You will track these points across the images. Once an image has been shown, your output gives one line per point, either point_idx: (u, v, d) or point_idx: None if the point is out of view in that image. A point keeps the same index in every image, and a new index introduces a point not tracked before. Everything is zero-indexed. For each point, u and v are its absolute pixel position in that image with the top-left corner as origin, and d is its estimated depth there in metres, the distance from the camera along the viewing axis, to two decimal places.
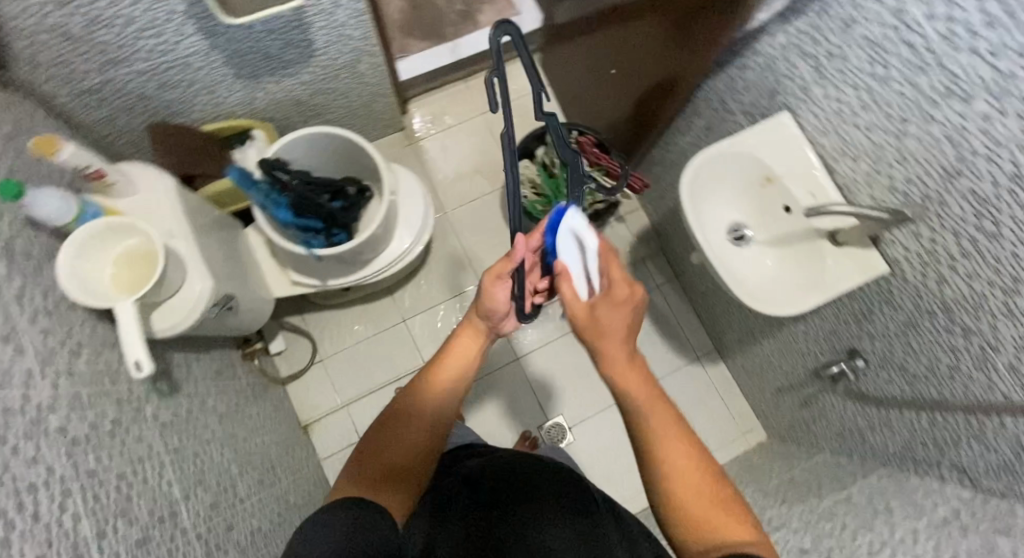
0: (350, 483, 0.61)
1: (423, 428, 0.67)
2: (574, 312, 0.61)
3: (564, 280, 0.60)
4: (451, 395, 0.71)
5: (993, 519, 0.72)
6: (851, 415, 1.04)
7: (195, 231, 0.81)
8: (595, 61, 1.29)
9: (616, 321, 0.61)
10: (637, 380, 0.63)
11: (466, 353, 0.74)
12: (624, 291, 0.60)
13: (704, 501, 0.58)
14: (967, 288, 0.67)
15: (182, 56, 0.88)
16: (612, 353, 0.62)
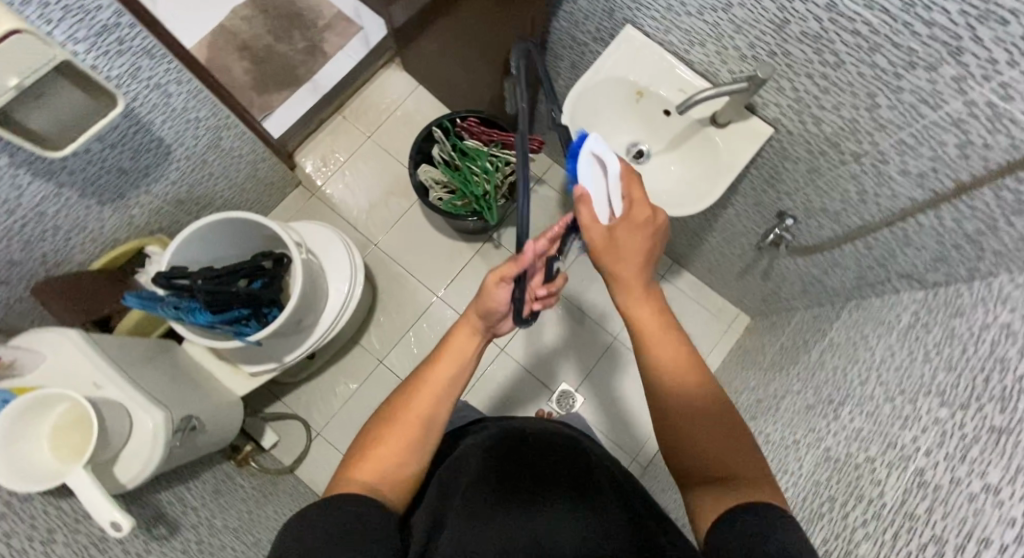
0: (356, 474, 0.59)
1: (440, 398, 0.66)
2: (590, 236, 0.64)
3: (584, 205, 0.63)
4: (450, 386, 0.66)
5: (947, 306, 0.78)
6: (803, 269, 1.09)
7: (123, 370, 0.79)
8: (444, 46, 1.29)
9: (634, 243, 0.64)
10: (647, 300, 0.65)
11: (465, 337, 0.69)
12: (643, 213, 0.64)
13: (716, 431, 0.58)
14: (840, 118, 0.72)
15: (35, 209, 0.85)
16: (627, 277, 0.64)
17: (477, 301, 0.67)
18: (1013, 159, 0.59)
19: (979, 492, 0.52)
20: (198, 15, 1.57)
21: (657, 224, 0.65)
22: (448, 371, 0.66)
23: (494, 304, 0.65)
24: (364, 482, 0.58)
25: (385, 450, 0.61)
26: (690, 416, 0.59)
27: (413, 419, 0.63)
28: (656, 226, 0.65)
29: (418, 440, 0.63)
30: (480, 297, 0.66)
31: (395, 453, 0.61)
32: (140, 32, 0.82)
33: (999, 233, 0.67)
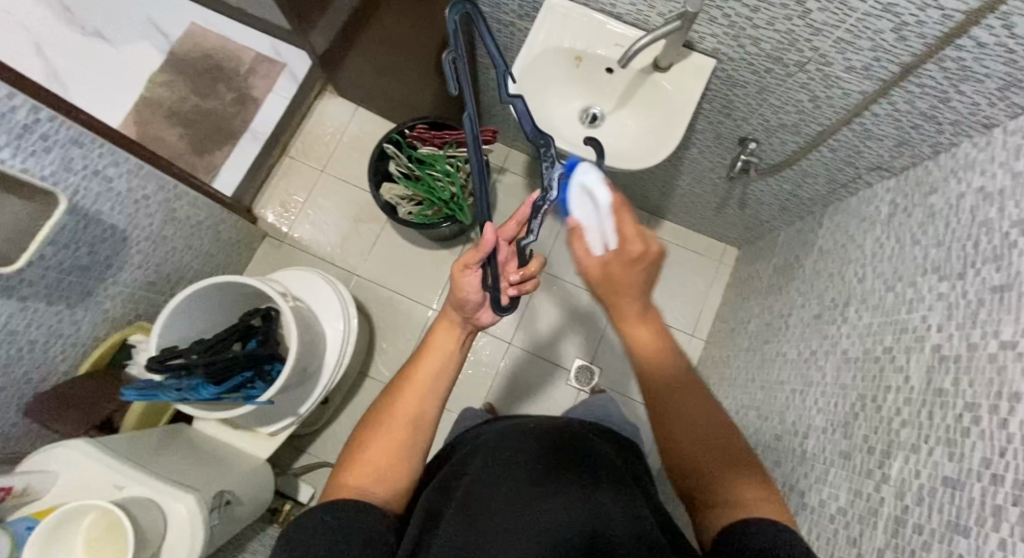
0: (347, 478, 0.57)
1: (426, 398, 0.63)
2: (585, 270, 0.55)
3: (577, 239, 0.54)
4: (435, 384, 0.64)
5: (920, 186, 0.80)
6: (775, 186, 1.10)
7: (139, 465, 0.77)
8: (373, 61, 1.27)
9: (631, 280, 0.53)
10: (645, 322, 0.57)
11: (447, 332, 0.66)
12: (634, 249, 0.52)
13: (715, 454, 0.58)
14: (776, 33, 0.73)
15: (3, 326, 0.82)
16: (623, 309, 0.56)
17: (450, 293, 0.64)
18: (949, 28, 0.61)
19: (996, 351, 0.54)
20: (115, 93, 1.52)
21: (656, 259, 0.53)
22: (432, 369, 0.64)
23: (463, 292, 0.63)
24: (357, 486, 0.56)
25: (376, 453, 0.59)
26: (687, 424, 0.59)
27: (401, 421, 0.61)
28: (651, 261, 0.53)
29: (410, 441, 0.61)
30: (452, 288, 0.64)
31: (386, 455, 0.59)
32: (60, 124, 0.79)
33: (951, 103, 0.70)
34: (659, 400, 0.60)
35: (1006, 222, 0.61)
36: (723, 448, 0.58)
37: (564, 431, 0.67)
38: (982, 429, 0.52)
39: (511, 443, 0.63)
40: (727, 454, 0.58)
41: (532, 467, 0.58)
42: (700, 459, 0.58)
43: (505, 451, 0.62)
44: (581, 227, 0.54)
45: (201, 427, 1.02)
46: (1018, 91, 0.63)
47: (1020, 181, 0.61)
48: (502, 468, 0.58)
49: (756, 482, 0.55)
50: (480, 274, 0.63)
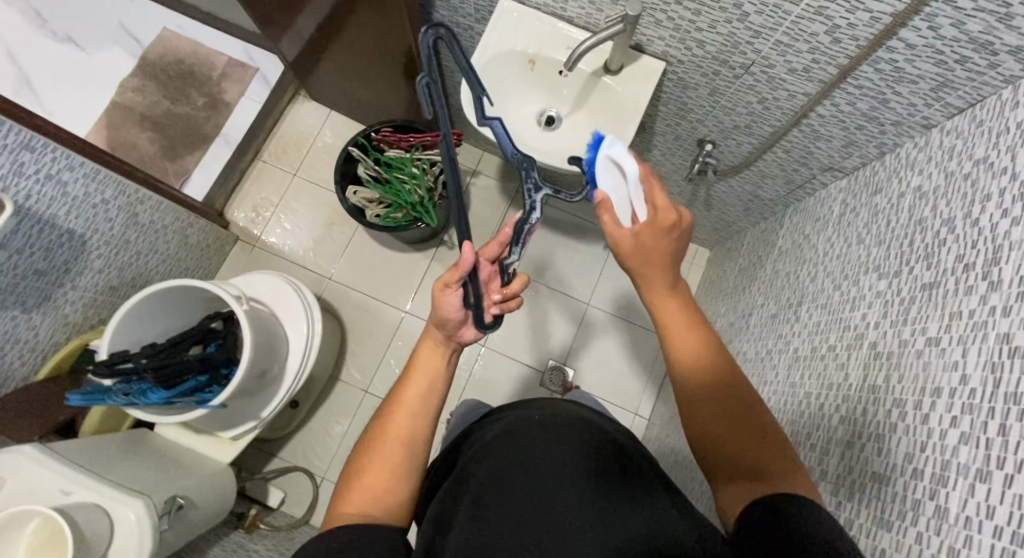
0: (343, 508, 0.53)
1: (419, 414, 0.58)
2: (616, 243, 0.59)
3: (604, 211, 0.59)
4: (427, 399, 0.60)
5: (867, 186, 0.81)
6: (736, 188, 1.11)
7: (89, 470, 0.77)
8: (340, 65, 1.28)
9: (660, 247, 0.58)
10: (673, 299, 0.59)
11: (434, 348, 0.62)
12: (667, 217, 0.57)
13: (746, 432, 0.53)
14: (719, 35, 0.74)
15: None
16: (653, 283, 0.59)
17: (432, 311, 0.60)
18: (879, 30, 0.63)
19: (923, 347, 0.56)
20: (86, 98, 1.52)
21: (685, 228, 0.58)
22: (422, 385, 0.60)
23: (445, 312, 0.59)
24: (354, 515, 0.52)
25: (372, 477, 0.55)
26: (717, 400, 0.55)
27: (394, 441, 0.57)
28: (682, 231, 0.58)
29: (406, 460, 0.56)
30: (433, 307, 0.60)
31: (382, 478, 0.55)
32: (11, 128, 0.82)
33: (890, 104, 0.71)
34: (691, 377, 0.56)
35: (938, 221, 0.62)
36: (753, 425, 0.54)
37: (570, 415, 0.62)
38: (907, 425, 0.54)
39: (523, 428, 0.60)
40: (759, 433, 0.53)
41: (546, 458, 0.54)
42: (729, 437, 0.54)
43: (518, 437, 0.58)
44: (609, 201, 0.59)
45: (162, 432, 1.02)
46: (951, 90, 0.64)
47: (951, 180, 0.63)
48: (511, 458, 0.55)
49: (789, 462, 0.51)
50: (462, 291, 0.60)
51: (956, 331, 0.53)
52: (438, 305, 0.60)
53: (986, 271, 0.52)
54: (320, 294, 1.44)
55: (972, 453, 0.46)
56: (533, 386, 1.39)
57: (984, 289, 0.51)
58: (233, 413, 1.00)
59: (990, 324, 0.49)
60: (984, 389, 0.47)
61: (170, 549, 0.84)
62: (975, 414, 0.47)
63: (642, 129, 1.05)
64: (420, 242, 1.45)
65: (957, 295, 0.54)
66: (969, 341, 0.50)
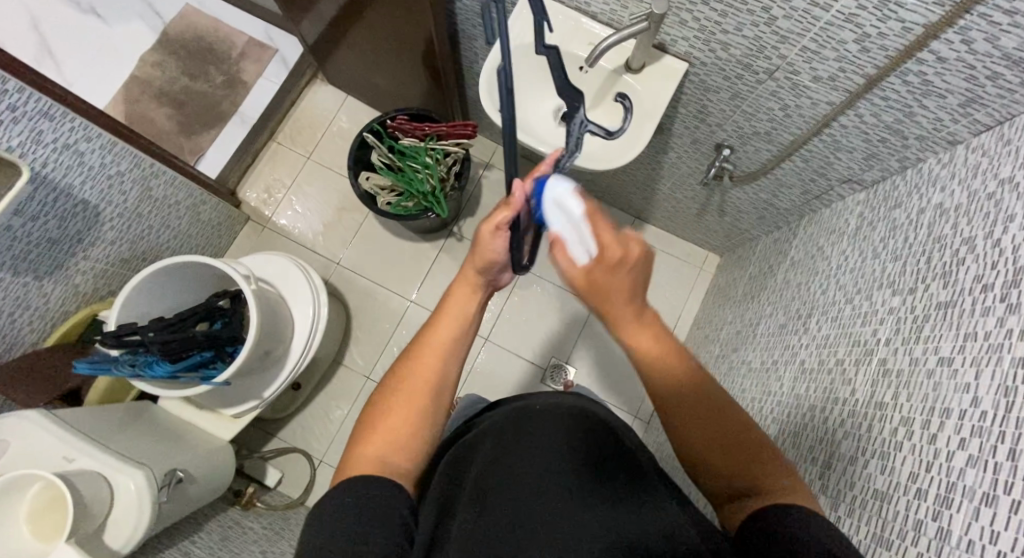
0: (362, 451, 0.53)
1: (442, 363, 0.58)
2: (571, 281, 0.50)
3: (558, 251, 0.49)
4: (457, 345, 0.59)
5: (886, 200, 0.79)
6: (750, 195, 1.09)
7: (95, 440, 0.79)
8: (358, 50, 1.28)
9: (618, 285, 0.49)
10: (643, 328, 0.52)
11: (470, 293, 0.60)
12: (615, 253, 0.48)
13: (735, 449, 0.53)
14: (745, 39, 0.74)
15: None
16: (617, 318, 0.51)
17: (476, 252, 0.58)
18: (909, 41, 0.62)
19: (934, 367, 0.55)
20: (108, 70, 1.54)
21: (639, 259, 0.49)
22: (452, 333, 0.59)
23: (489, 254, 0.57)
24: (374, 461, 0.52)
25: (396, 421, 0.55)
26: (697, 420, 0.53)
27: (419, 387, 0.56)
28: (636, 262, 0.49)
29: (428, 408, 0.56)
30: (477, 246, 0.58)
31: (405, 424, 0.55)
32: (31, 95, 0.82)
33: (916, 117, 0.70)
34: (668, 399, 0.54)
35: (958, 239, 0.61)
36: (738, 439, 0.53)
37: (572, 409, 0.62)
38: (913, 444, 0.53)
39: (533, 413, 0.59)
40: (743, 449, 0.53)
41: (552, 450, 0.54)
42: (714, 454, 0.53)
43: (526, 426, 0.58)
44: (563, 238, 0.49)
45: (165, 406, 1.03)
46: (979, 107, 0.63)
47: (973, 199, 0.61)
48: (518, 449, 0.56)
49: (783, 472, 0.51)
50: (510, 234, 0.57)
51: (969, 352, 0.51)
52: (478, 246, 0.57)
53: (1005, 294, 0.50)
54: (328, 278, 1.44)
55: (979, 476, 0.45)
56: (534, 381, 1.39)
57: (1002, 311, 0.50)
58: (235, 391, 1.02)
59: (1005, 347, 0.48)
60: (996, 413, 0.46)
61: (169, 521, 0.85)
62: (985, 436, 0.46)
63: (660, 130, 1.03)
64: (429, 232, 1.45)
65: (973, 316, 0.53)
66: (983, 363, 0.49)
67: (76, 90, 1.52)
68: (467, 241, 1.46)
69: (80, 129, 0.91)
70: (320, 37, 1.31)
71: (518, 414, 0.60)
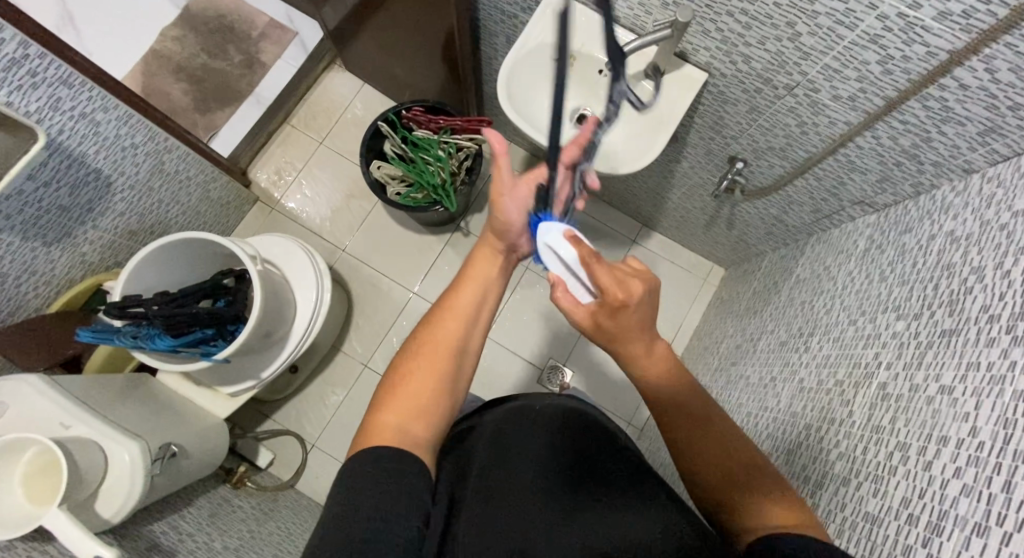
0: (384, 417, 0.53)
1: (465, 329, 0.61)
2: (578, 321, 0.56)
3: (560, 291, 0.57)
4: (477, 312, 0.63)
5: (897, 225, 0.79)
6: (759, 210, 1.09)
7: (94, 409, 0.80)
8: (378, 38, 1.28)
9: (624, 323, 0.54)
10: (653, 362, 0.56)
11: (487, 261, 0.66)
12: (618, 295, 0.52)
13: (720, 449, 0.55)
14: (767, 53, 0.74)
15: None
16: (630, 351, 0.56)
17: (492, 218, 0.67)
18: (933, 66, 0.62)
19: (934, 394, 0.55)
20: (129, 42, 1.54)
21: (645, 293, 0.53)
22: (474, 300, 0.63)
23: (507, 220, 0.66)
24: (397, 426, 0.52)
25: (419, 384, 0.56)
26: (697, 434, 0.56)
27: (443, 353, 0.59)
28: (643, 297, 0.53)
29: (450, 371, 0.58)
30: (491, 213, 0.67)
31: (429, 386, 0.56)
32: (52, 62, 0.83)
33: (933, 143, 0.70)
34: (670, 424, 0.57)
35: (967, 268, 0.60)
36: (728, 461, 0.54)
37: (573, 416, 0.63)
38: (908, 470, 0.53)
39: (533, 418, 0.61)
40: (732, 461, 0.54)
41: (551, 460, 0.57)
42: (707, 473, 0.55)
43: (529, 435, 0.60)
44: (562, 281, 0.58)
45: (163, 380, 1.03)
46: (998, 137, 0.63)
47: (985, 229, 0.61)
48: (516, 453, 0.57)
49: (772, 478, 0.52)
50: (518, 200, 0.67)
51: (971, 383, 0.51)
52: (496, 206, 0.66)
53: (1011, 325, 0.50)
54: (333, 264, 1.44)
55: (972, 507, 0.45)
56: (531, 380, 1.39)
57: (1007, 343, 0.50)
58: (234, 370, 1.02)
59: (1007, 380, 0.47)
60: (993, 444, 0.46)
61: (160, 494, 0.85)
62: (980, 467, 0.46)
63: (675, 139, 1.03)
64: (436, 225, 1.45)
65: (977, 346, 0.53)
66: (984, 394, 0.49)
67: (96, 59, 1.53)
68: (473, 237, 1.46)
69: (98, 99, 0.92)
70: (341, 23, 1.31)
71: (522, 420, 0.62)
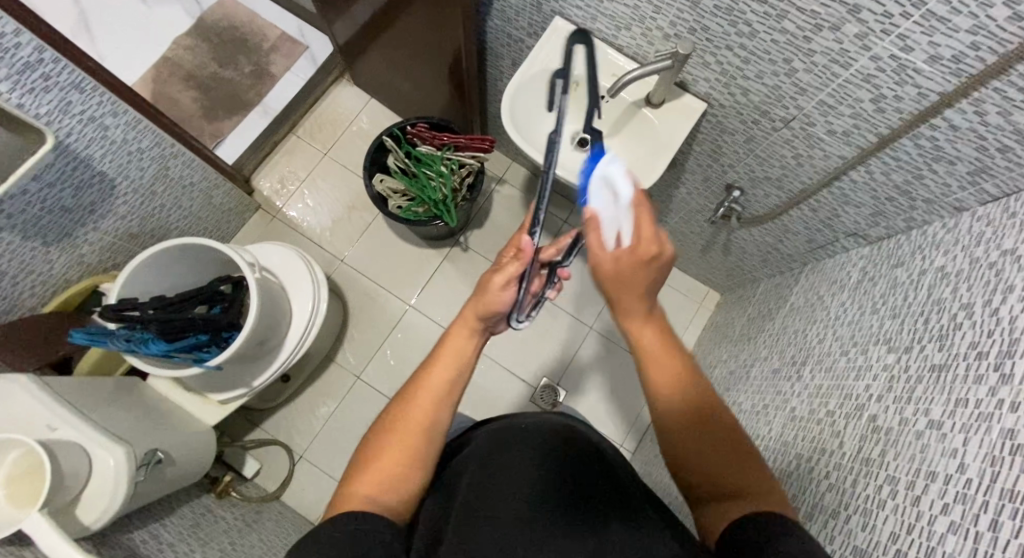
0: (356, 489, 0.54)
1: (434, 403, 0.59)
2: (596, 261, 0.56)
3: (591, 229, 0.54)
4: (451, 386, 0.60)
5: (889, 258, 0.80)
6: (753, 237, 1.11)
7: (82, 412, 0.80)
8: (386, 55, 1.31)
9: (637, 278, 0.55)
10: (648, 325, 0.59)
11: (460, 338, 0.62)
12: (649, 250, 0.54)
13: (734, 464, 0.54)
14: (764, 86, 0.76)
15: None
16: (626, 305, 0.58)
17: (479, 299, 0.60)
18: (923, 106, 0.64)
19: (923, 429, 0.55)
20: (142, 49, 1.57)
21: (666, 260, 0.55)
22: (445, 373, 0.60)
23: (494, 304, 0.60)
24: (367, 497, 0.53)
25: (387, 460, 0.56)
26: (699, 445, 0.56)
27: (414, 428, 0.57)
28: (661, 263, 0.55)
29: (421, 449, 0.57)
30: (480, 296, 0.60)
31: (398, 462, 0.56)
32: (66, 67, 0.84)
33: (925, 181, 0.71)
34: (670, 422, 0.58)
35: (957, 304, 0.61)
36: (726, 447, 0.55)
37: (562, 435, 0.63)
38: (896, 504, 0.53)
39: (521, 442, 0.61)
40: (724, 451, 0.55)
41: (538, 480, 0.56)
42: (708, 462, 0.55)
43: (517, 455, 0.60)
44: (598, 218, 0.54)
45: (153, 384, 1.03)
46: (987, 177, 0.64)
47: (975, 266, 0.62)
48: (502, 473, 0.58)
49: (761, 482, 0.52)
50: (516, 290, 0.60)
51: (959, 418, 0.51)
52: (486, 293, 0.60)
53: (999, 363, 0.50)
54: (330, 274, 1.45)
55: (959, 543, 0.44)
56: (523, 399, 1.38)
57: (994, 381, 0.49)
58: (228, 377, 1.02)
59: (995, 417, 0.47)
60: (981, 481, 0.45)
61: (145, 501, 0.85)
62: (968, 504, 0.45)
63: (674, 165, 1.05)
64: (436, 240, 1.46)
65: (966, 382, 0.53)
66: (972, 431, 0.49)
67: (109, 64, 1.55)
68: (472, 253, 1.47)
69: (109, 105, 0.94)
70: (351, 39, 1.34)
71: (511, 438, 0.62)
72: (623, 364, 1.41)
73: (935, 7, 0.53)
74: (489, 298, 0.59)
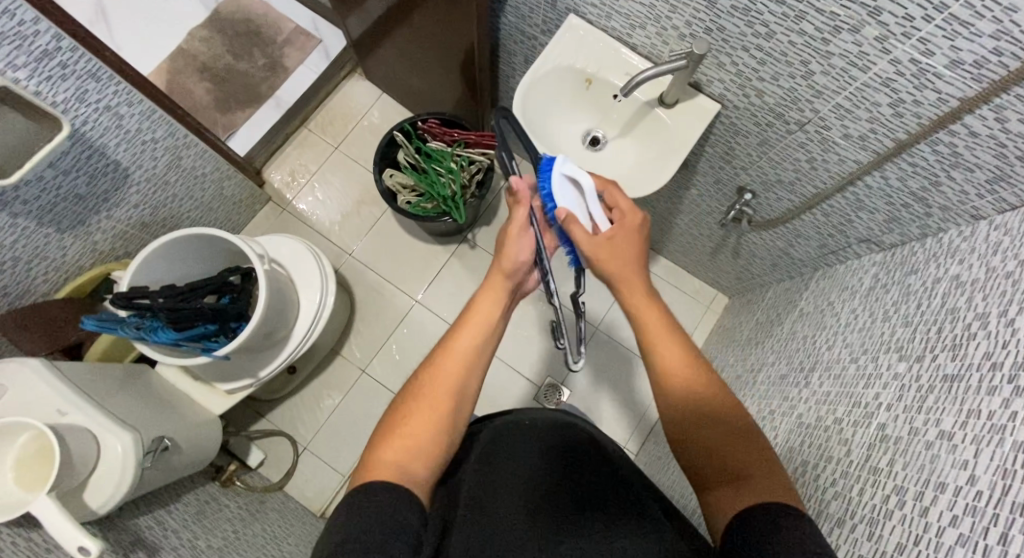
0: (382, 455, 0.52)
1: (461, 371, 0.59)
2: (582, 244, 0.62)
3: (571, 221, 0.62)
4: (477, 355, 0.61)
5: (903, 265, 0.79)
6: (763, 240, 1.09)
7: (91, 397, 0.80)
8: (399, 50, 1.31)
9: (625, 249, 0.62)
10: (647, 305, 0.61)
11: (483, 307, 0.62)
12: (633, 219, 0.64)
13: (732, 447, 0.55)
14: (780, 89, 0.75)
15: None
16: (625, 279, 0.62)
17: (501, 257, 0.64)
18: (943, 112, 0.63)
19: (933, 439, 0.54)
20: (157, 40, 1.58)
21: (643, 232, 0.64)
22: (473, 342, 0.61)
23: (514, 255, 0.64)
24: (394, 465, 0.52)
25: (414, 426, 0.55)
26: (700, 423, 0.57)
27: (442, 393, 0.57)
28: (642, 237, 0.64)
29: (448, 417, 0.57)
30: (502, 250, 0.64)
31: (427, 427, 0.55)
32: (83, 56, 0.85)
33: (941, 188, 0.70)
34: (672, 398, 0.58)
35: (971, 313, 0.60)
36: (723, 429, 0.56)
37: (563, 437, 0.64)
38: (904, 514, 0.52)
39: (523, 439, 0.62)
40: (717, 426, 0.56)
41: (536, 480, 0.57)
42: (703, 439, 0.56)
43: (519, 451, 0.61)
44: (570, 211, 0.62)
45: (162, 371, 1.04)
46: (1007, 185, 0.63)
47: (991, 276, 0.61)
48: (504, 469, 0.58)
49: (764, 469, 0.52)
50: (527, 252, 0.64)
51: (971, 430, 0.50)
52: (503, 246, 0.64)
53: (1013, 375, 0.49)
54: (339, 268, 1.45)
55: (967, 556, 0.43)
56: (528, 397, 1.38)
57: (1008, 392, 0.49)
58: (234, 367, 1.03)
59: (1008, 429, 0.46)
60: (991, 494, 0.44)
61: (150, 487, 0.85)
62: (977, 516, 0.44)
63: (685, 166, 1.05)
64: (445, 236, 1.46)
65: (978, 394, 0.52)
66: (984, 442, 0.48)
67: (124, 55, 1.57)
68: (480, 250, 1.47)
69: (125, 96, 0.94)
70: (365, 33, 1.34)
71: (514, 435, 0.63)
72: (629, 366, 1.40)
73: (958, 10, 0.52)
74: (507, 250, 0.64)
